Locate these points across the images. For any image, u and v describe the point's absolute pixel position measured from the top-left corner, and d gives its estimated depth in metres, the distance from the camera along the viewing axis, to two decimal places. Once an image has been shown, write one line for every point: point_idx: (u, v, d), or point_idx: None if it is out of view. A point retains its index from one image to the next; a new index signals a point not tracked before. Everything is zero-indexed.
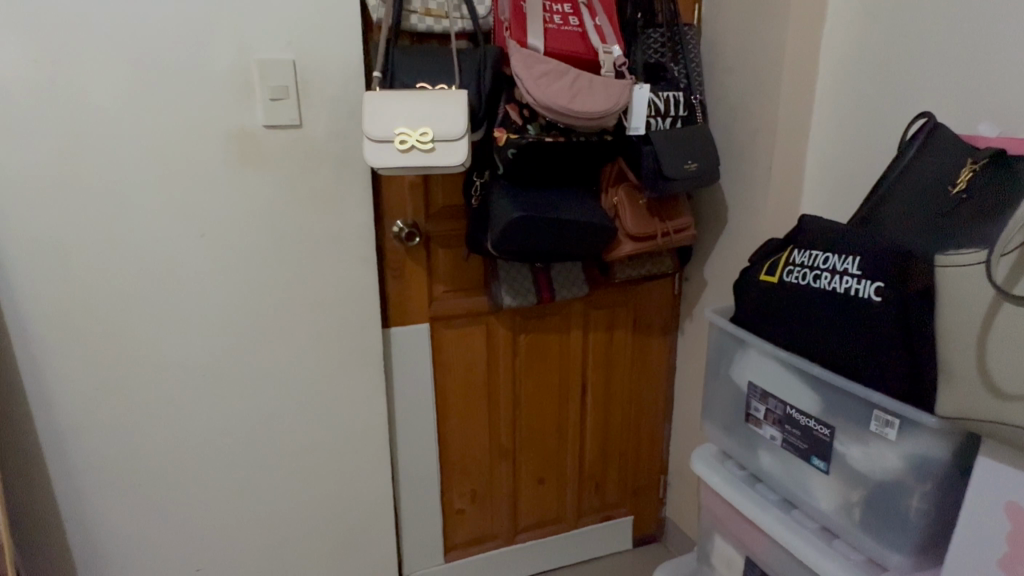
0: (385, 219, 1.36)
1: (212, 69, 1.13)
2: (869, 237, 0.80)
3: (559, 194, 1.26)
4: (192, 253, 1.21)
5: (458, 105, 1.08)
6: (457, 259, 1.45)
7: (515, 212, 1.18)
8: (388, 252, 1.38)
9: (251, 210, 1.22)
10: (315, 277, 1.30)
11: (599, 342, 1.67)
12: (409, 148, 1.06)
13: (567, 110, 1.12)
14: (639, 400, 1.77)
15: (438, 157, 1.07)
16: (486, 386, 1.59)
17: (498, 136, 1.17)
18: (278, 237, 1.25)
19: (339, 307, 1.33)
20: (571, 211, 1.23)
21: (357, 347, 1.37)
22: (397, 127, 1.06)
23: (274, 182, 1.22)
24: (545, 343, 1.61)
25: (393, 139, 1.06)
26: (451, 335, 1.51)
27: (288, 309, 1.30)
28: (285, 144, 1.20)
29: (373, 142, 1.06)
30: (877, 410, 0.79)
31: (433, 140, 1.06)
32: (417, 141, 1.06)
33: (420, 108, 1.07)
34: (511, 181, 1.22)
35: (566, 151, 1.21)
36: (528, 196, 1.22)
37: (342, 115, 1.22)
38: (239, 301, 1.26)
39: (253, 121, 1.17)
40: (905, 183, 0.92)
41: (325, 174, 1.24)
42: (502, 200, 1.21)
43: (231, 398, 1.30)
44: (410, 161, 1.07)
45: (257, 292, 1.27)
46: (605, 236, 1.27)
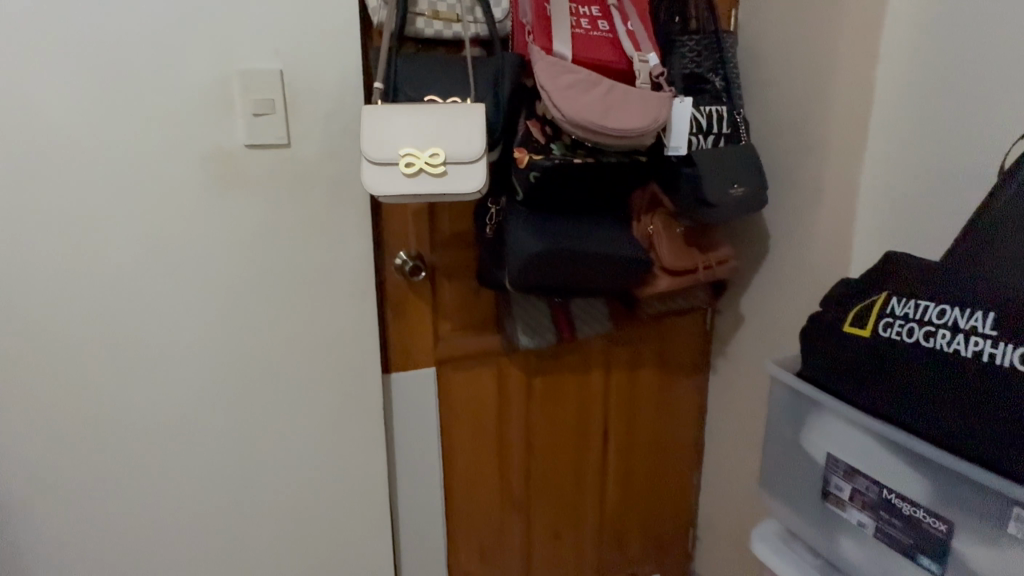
0: (385, 251, 1.18)
1: (184, 80, 0.96)
2: (980, 285, 0.69)
3: (585, 222, 1.09)
4: (163, 294, 1.04)
5: (475, 122, 0.92)
6: (466, 294, 1.27)
7: (536, 244, 1.02)
8: (388, 288, 1.20)
9: (234, 243, 1.05)
10: (308, 317, 1.13)
11: (622, 382, 1.49)
12: (417, 172, 0.90)
13: (599, 127, 0.95)
14: (666, 445, 1.60)
15: (451, 183, 0.91)
16: (498, 434, 1.41)
17: (519, 157, 1.01)
18: (264, 272, 1.08)
19: (333, 352, 1.16)
20: (600, 242, 1.07)
21: (353, 396, 1.20)
22: (402, 148, 0.90)
23: (261, 213, 1.05)
24: (562, 384, 1.42)
25: (396, 160, 0.90)
26: (459, 379, 1.32)
27: (275, 354, 1.12)
28: (270, 167, 1.04)
29: (374, 164, 0.90)
30: (1019, 510, 0.62)
31: (444, 162, 0.90)
32: (425, 163, 0.90)
33: (430, 126, 0.91)
34: (531, 209, 1.07)
35: (596, 174, 1.05)
36: (550, 225, 1.06)
37: (336, 132, 1.06)
38: (219, 348, 1.09)
39: (234, 139, 1.01)
40: (994, 245, 0.78)
41: (318, 200, 1.08)
42: (523, 230, 1.04)
43: (208, 458, 1.12)
44: (419, 188, 0.90)
45: (239, 336, 1.10)
46: (638, 270, 1.10)
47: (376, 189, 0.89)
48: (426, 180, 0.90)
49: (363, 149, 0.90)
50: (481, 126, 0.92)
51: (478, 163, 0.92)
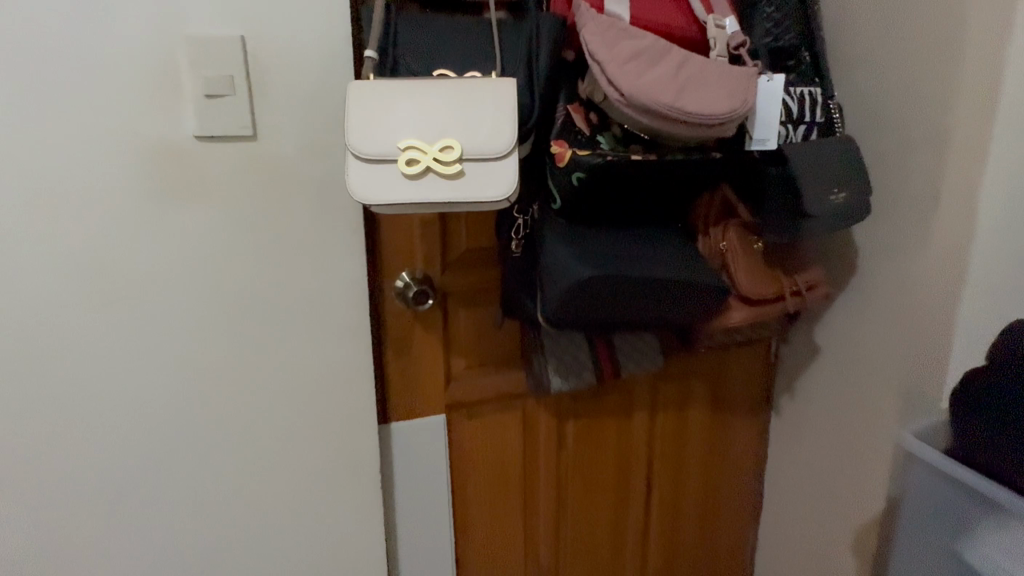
0: (384, 272, 0.94)
1: (112, 50, 0.71)
2: None
3: (642, 237, 0.84)
4: (93, 335, 0.79)
5: (502, 105, 0.67)
6: (484, 324, 1.02)
7: (586, 266, 0.78)
8: (387, 318, 0.95)
9: (185, 266, 0.80)
10: (285, 362, 0.88)
11: (670, 425, 1.23)
12: (422, 172, 0.66)
13: (669, 109, 0.70)
14: (718, 497, 1.34)
15: (468, 188, 0.66)
16: (521, 490, 1.16)
17: (557, 151, 0.76)
18: (226, 301, 0.83)
19: (316, 402, 0.90)
20: (662, 264, 0.82)
21: (343, 460, 0.94)
22: (402, 139, 0.66)
23: (220, 227, 0.80)
24: (599, 430, 1.17)
25: (392, 155, 0.66)
26: (475, 427, 1.07)
27: (243, 410, 0.87)
28: (230, 166, 0.78)
29: (364, 162, 0.66)
30: None
31: (459, 158, 0.66)
32: (432, 160, 0.65)
33: (440, 110, 0.67)
34: (574, 218, 0.82)
35: (658, 174, 0.80)
36: (601, 240, 0.82)
37: (317, 118, 0.80)
38: (169, 404, 0.84)
39: (180, 129, 0.75)
40: None
41: (296, 210, 0.82)
42: (562, 248, 0.80)
43: (153, 538, 0.87)
44: (425, 193, 0.66)
45: (195, 388, 0.84)
46: (709, 300, 0.85)
47: (365, 195, 0.65)
48: (435, 183, 0.66)
49: (347, 141, 0.66)
50: (510, 109, 0.67)
51: (507, 160, 0.67)
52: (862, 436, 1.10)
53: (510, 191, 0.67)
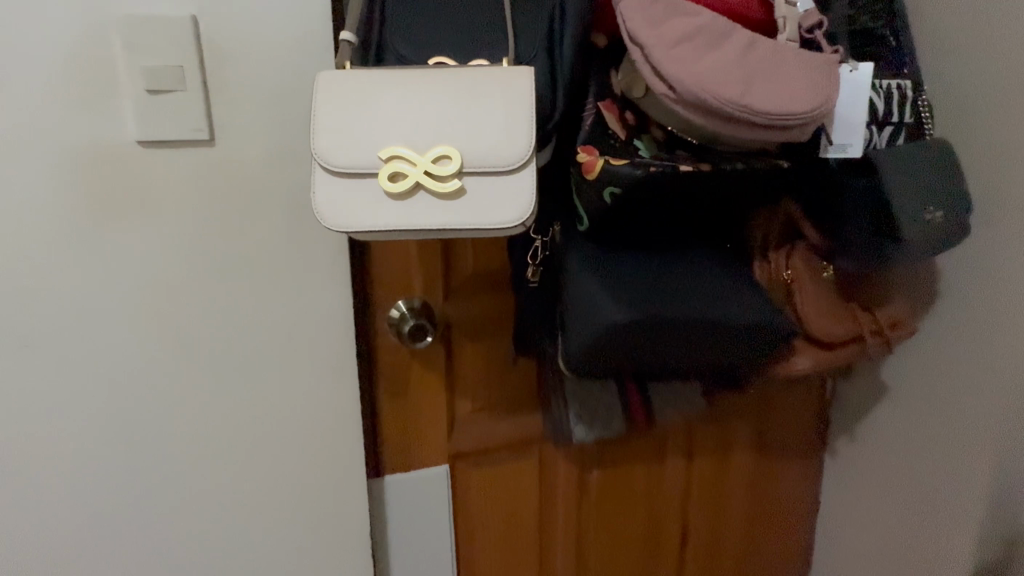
0: (375, 301, 0.78)
1: (26, 31, 0.57)
2: None
3: (688, 265, 0.68)
4: (17, 384, 0.64)
5: (516, 102, 0.52)
6: (495, 360, 0.86)
7: (620, 305, 0.63)
8: (379, 355, 0.81)
9: (128, 300, 0.65)
10: (252, 415, 0.72)
11: (710, 471, 1.07)
12: (411, 189, 0.50)
13: (734, 106, 0.54)
14: (764, 551, 1.17)
15: (468, 212, 0.51)
16: (537, 547, 1.01)
17: (585, 159, 0.61)
18: (178, 341, 0.68)
19: (291, 459, 0.74)
20: (712, 300, 0.66)
21: (325, 530, 0.78)
22: (386, 148, 0.51)
23: (171, 252, 0.65)
24: (627, 479, 1.01)
25: (372, 169, 0.51)
26: (483, 478, 0.92)
27: (202, 472, 0.72)
28: (181, 178, 0.63)
29: (336, 177, 0.51)
30: None
31: (458, 172, 0.51)
32: (423, 173, 0.50)
33: (435, 109, 0.51)
34: (605, 242, 0.67)
35: (711, 188, 0.64)
36: (638, 270, 0.66)
37: (288, 118, 0.65)
38: (111, 466, 0.69)
39: (116, 130, 0.60)
40: None
41: (265, 231, 0.67)
42: (589, 280, 0.65)
43: None
44: (412, 219, 0.51)
45: (143, 447, 0.69)
46: (768, 343, 0.69)
47: (335, 221, 0.51)
48: (427, 206, 0.51)
49: (312, 149, 0.51)
50: (525, 108, 0.52)
51: (521, 174, 0.52)
52: (936, 493, 0.93)
53: (524, 215, 0.51)
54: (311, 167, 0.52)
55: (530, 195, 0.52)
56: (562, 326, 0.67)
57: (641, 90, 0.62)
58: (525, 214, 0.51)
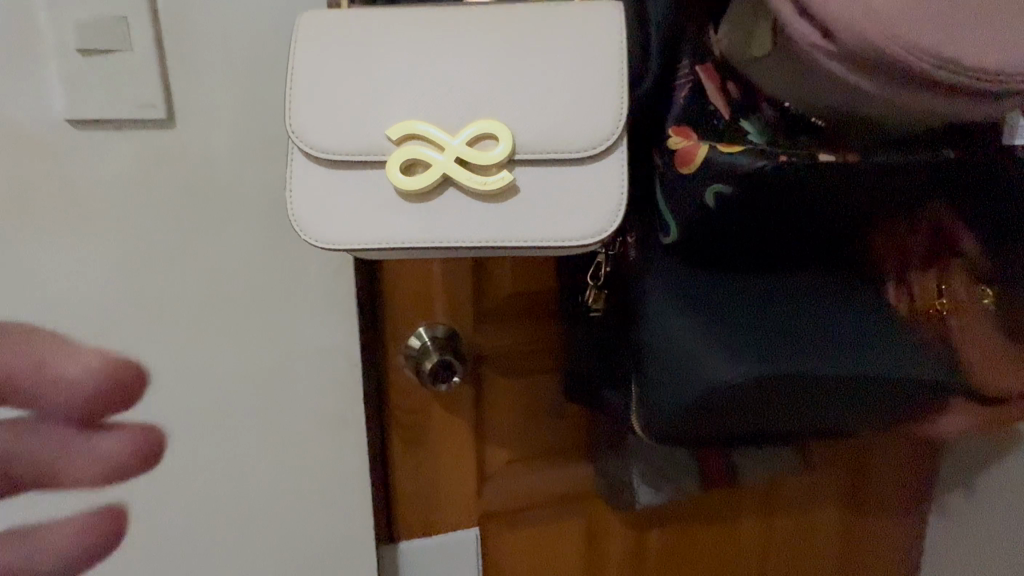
0: (389, 327, 0.62)
1: None
2: None
3: (808, 289, 0.50)
4: None
5: (594, 60, 0.35)
6: (538, 401, 0.69)
7: (726, 362, 0.46)
8: (393, 394, 0.64)
9: (73, 332, 0.50)
10: (227, 474, 0.56)
11: (792, 532, 0.88)
12: (439, 186, 0.34)
13: (926, 59, 0.35)
14: None
15: (522, 221, 0.34)
16: None
17: (679, 147, 0.44)
18: (131, 380, 0.52)
19: (275, 529, 0.59)
20: (839, 338, 0.49)
21: None
22: (403, 127, 0.35)
23: (126, 271, 0.50)
24: (693, 541, 0.83)
25: (378, 155, 0.35)
26: (520, 543, 0.74)
27: (164, 543, 0.57)
28: (136, 174, 0.48)
29: (328, 168, 0.35)
30: None
31: (507, 159, 0.33)
32: (455, 163, 0.33)
33: (474, 68, 0.35)
34: (701, 264, 0.49)
35: (861, 187, 0.45)
36: (751, 305, 0.49)
37: (274, 92, 0.48)
38: (58, 540, 0.54)
39: (38, 106, 0.45)
40: None
41: (247, 242, 0.51)
42: (676, 312, 0.48)
43: None
44: (438, 231, 0.34)
45: (99, 517, 0.54)
46: (912, 395, 0.51)
47: (321, 233, 0.34)
48: (458, 213, 0.34)
49: (288, 124, 0.35)
50: (608, 67, 0.35)
51: (601, 167, 0.35)
52: None
53: (607, 227, 0.34)
54: (288, 153, 0.36)
55: (617, 198, 0.34)
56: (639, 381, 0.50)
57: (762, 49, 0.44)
58: (608, 227, 0.34)
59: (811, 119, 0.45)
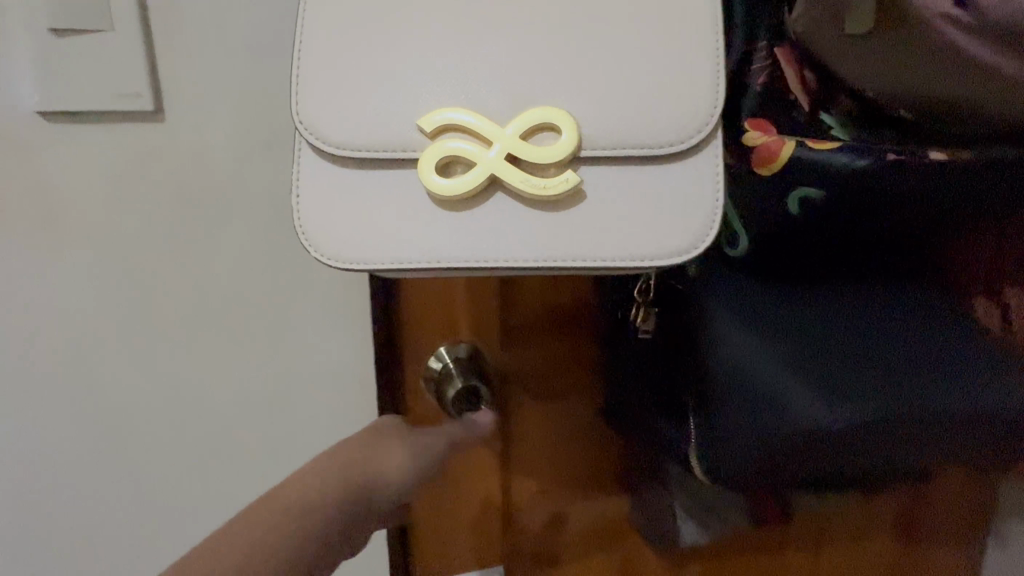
0: (404, 346, 0.51)
1: None
2: None
3: (901, 311, 0.43)
4: None
5: (669, 38, 0.29)
6: (572, 430, 0.60)
7: (806, 405, 0.40)
8: None
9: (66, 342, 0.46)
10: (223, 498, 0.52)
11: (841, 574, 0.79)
12: (486, 189, 0.29)
13: None
14: None
15: (586, 235, 0.28)
16: None
17: (757, 141, 0.36)
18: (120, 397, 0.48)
19: None
20: (939, 370, 0.41)
21: None
22: (440, 117, 0.29)
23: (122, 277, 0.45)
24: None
25: (410, 152, 0.29)
26: None
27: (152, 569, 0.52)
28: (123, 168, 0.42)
29: (346, 168, 0.29)
30: None
31: (569, 157, 0.28)
32: (505, 162, 0.28)
33: (525, 47, 0.29)
34: (775, 278, 0.43)
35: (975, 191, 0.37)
36: (834, 335, 0.42)
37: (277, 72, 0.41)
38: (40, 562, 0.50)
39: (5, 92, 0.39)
40: None
41: (252, 246, 0.46)
42: (744, 333, 0.42)
43: None
44: (484, 247, 0.28)
45: (94, 539, 0.51)
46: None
47: (343, 249, 0.28)
48: (508, 221, 0.29)
49: (295, 115, 0.29)
50: (686, 48, 0.29)
51: (679, 170, 0.29)
52: None
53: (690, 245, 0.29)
54: (293, 149, 0.29)
55: (701, 212, 0.29)
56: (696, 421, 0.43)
57: (861, 24, 0.35)
58: (693, 246, 0.28)
59: (893, 110, 0.39)
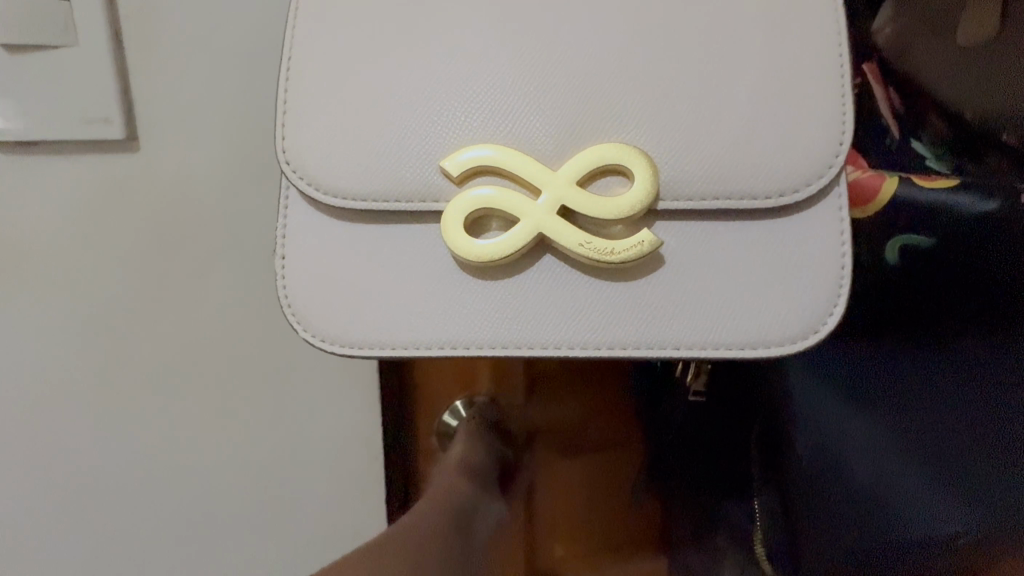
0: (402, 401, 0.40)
1: None
2: None
3: None
4: None
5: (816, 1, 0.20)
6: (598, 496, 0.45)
7: (923, 503, 0.27)
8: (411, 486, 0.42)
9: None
10: None
11: None
12: (520, 253, 0.20)
13: None
14: None
15: (684, 310, 0.19)
16: None
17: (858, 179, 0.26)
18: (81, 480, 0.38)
19: None
20: None
21: None
22: (455, 154, 0.19)
23: (33, 289, 0.34)
24: None
25: (438, 202, 0.20)
26: None
27: None
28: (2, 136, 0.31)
29: (342, 221, 0.20)
30: None
31: (644, 210, 0.19)
32: (552, 214, 0.19)
33: (624, 50, 0.20)
34: (897, 322, 0.27)
35: None
36: (972, 393, 0.26)
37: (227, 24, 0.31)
38: None
39: None
40: None
41: (204, 258, 0.35)
42: (840, 404, 0.28)
43: None
44: (528, 326, 0.19)
45: None
46: None
47: (334, 324, 0.20)
48: (569, 293, 0.19)
49: (283, 147, 0.20)
50: (837, 19, 0.20)
51: (824, 215, 0.19)
52: None
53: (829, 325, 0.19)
54: (280, 195, 0.21)
55: (820, 279, 0.19)
56: (765, 516, 0.31)
57: (979, 37, 0.27)
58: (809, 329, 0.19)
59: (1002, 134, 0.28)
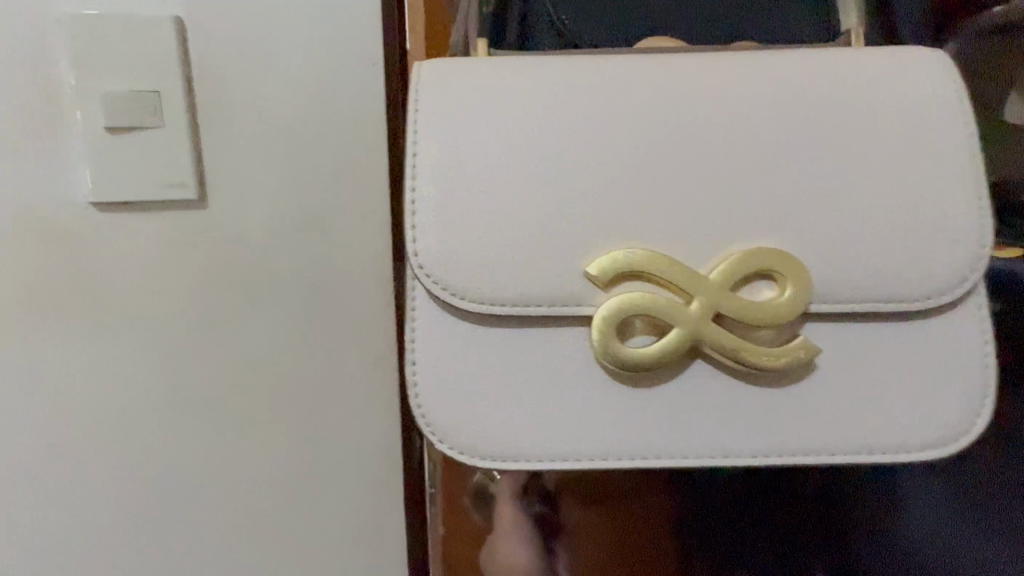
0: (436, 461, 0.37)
1: None
2: None
3: None
4: None
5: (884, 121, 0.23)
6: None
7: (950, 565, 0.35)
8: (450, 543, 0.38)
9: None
10: None
11: None
12: (683, 360, 0.23)
13: None
14: None
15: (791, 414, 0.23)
16: None
17: None
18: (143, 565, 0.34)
19: None
20: None
21: None
22: (606, 264, 0.22)
23: (90, 360, 0.31)
24: None
25: (580, 307, 0.22)
26: None
27: None
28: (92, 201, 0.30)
29: (484, 323, 0.23)
30: None
31: (795, 315, 0.22)
32: (711, 325, 0.22)
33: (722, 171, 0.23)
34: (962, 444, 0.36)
35: None
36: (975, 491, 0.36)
37: (312, 63, 0.31)
38: None
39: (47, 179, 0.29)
40: None
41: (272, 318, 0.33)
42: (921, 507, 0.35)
43: None
44: (632, 435, 0.23)
45: None
46: None
47: (472, 435, 0.23)
48: (702, 389, 0.23)
49: (411, 246, 0.23)
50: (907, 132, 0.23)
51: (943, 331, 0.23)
52: None
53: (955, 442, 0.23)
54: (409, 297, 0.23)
55: (931, 401, 0.23)
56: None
57: None
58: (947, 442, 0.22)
59: None
